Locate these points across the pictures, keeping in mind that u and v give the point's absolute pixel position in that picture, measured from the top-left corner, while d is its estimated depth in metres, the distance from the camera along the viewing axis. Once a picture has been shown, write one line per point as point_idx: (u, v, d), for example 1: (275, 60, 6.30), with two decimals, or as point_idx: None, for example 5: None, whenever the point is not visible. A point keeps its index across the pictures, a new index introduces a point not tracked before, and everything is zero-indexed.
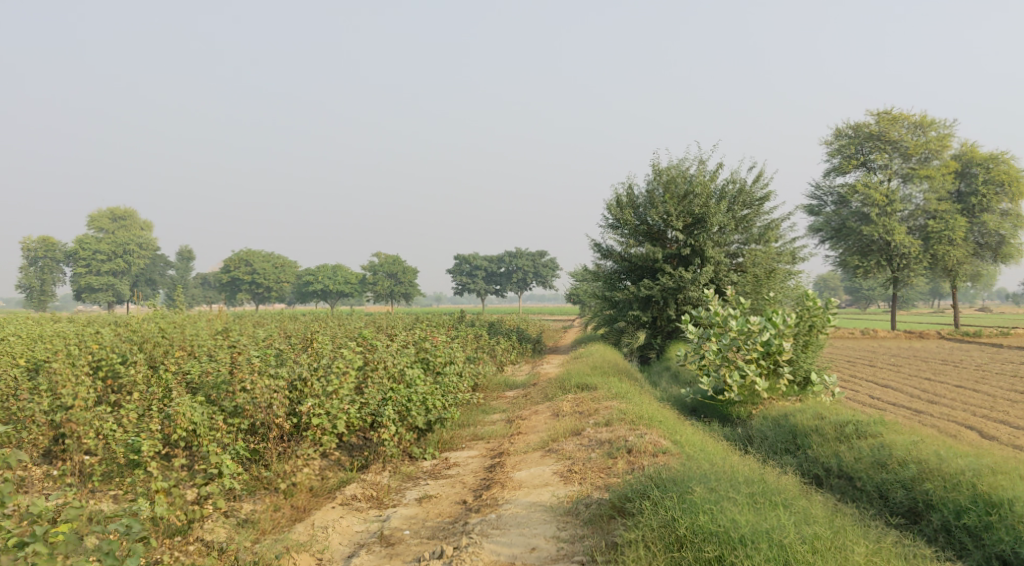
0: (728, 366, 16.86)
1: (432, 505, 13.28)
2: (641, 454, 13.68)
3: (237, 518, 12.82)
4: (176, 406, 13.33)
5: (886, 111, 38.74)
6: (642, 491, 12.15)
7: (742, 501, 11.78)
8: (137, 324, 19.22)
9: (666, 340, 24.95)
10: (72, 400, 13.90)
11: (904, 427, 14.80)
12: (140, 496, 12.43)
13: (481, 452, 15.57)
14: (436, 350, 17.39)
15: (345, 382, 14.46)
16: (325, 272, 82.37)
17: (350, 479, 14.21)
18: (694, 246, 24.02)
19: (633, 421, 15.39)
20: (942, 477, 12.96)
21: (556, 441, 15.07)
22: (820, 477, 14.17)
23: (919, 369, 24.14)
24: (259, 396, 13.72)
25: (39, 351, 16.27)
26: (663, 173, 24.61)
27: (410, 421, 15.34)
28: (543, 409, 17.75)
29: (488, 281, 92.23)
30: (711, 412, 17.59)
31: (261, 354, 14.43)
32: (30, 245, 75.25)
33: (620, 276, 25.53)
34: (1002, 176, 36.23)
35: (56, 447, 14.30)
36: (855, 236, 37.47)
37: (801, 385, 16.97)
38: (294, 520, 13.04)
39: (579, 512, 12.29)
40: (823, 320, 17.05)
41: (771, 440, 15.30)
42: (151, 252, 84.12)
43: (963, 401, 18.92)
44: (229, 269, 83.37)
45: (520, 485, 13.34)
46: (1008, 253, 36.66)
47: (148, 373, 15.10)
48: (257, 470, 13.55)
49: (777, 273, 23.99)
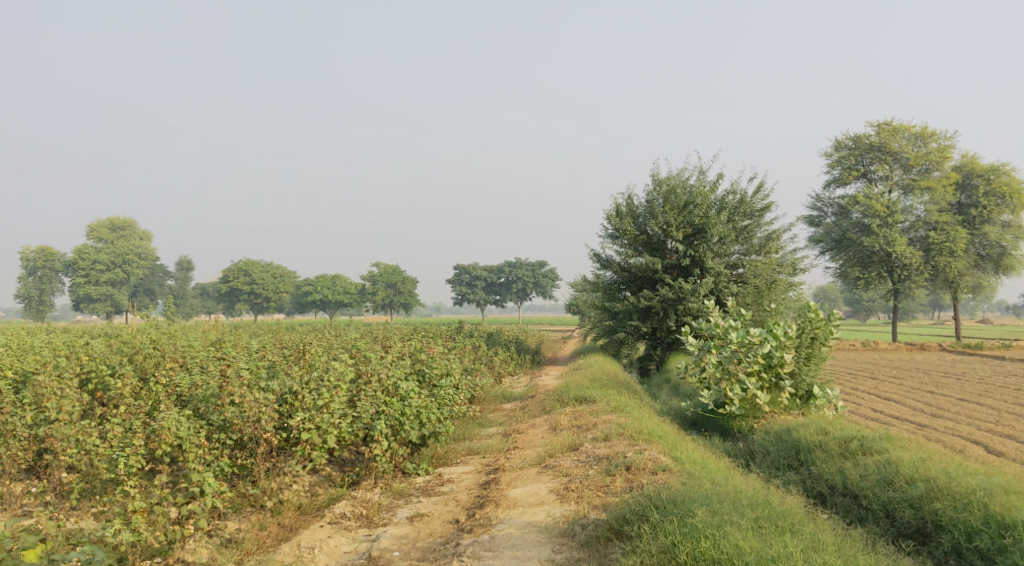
0: (729, 379, 16.46)
1: (424, 524, 12.83)
2: (639, 472, 13.27)
3: (221, 538, 12.37)
4: (161, 420, 12.91)
5: (887, 122, 38.49)
6: (640, 512, 11.75)
7: (746, 525, 11.35)
8: (129, 335, 18.81)
9: (666, 352, 24.47)
10: (57, 413, 13.50)
11: (911, 443, 14.37)
12: (118, 516, 12.01)
13: (476, 468, 15.13)
14: (432, 362, 17.03)
15: (336, 396, 14.04)
16: (324, 282, 81.95)
17: (341, 496, 13.78)
18: (694, 257, 23.61)
19: (631, 436, 14.95)
20: (951, 496, 12.54)
21: (553, 457, 14.66)
22: (824, 495, 13.76)
23: (921, 382, 23.69)
24: (248, 411, 13.31)
25: (26, 362, 15.84)
26: (663, 183, 24.33)
27: (404, 435, 14.91)
28: (540, 423, 17.35)
29: (488, 292, 91.92)
30: (711, 426, 17.16)
31: (251, 367, 14.02)
32: (29, 256, 74.83)
33: (619, 287, 25.12)
34: (1003, 188, 35.90)
35: (39, 463, 13.94)
36: (855, 247, 37.13)
37: (803, 399, 16.57)
38: (281, 540, 12.62)
39: (575, 533, 11.87)
40: (825, 333, 16.69)
41: (774, 455, 14.87)
42: (151, 262, 83.84)
43: (969, 416, 18.49)
44: (228, 279, 82.94)
45: (514, 504, 12.91)
46: (1009, 265, 36.23)
47: (136, 386, 14.73)
48: (244, 487, 13.11)
49: (778, 284, 23.57)
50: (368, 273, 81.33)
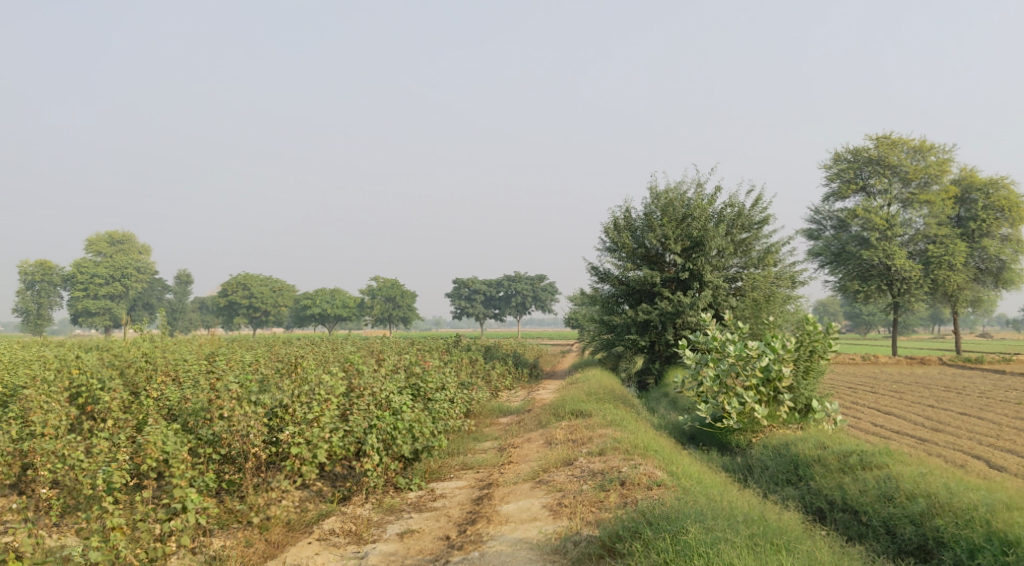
0: (727, 393, 16.23)
1: (414, 541, 12.57)
2: (634, 487, 13.00)
3: (205, 555, 12.11)
4: (148, 434, 12.66)
5: (886, 135, 38.43)
6: (633, 529, 11.53)
7: (741, 543, 11.07)
8: (120, 349, 18.46)
9: (665, 366, 24.23)
10: (43, 428, 13.27)
11: (912, 458, 14.09)
12: (95, 533, 11.72)
13: (469, 483, 14.85)
14: (427, 376, 16.77)
15: (327, 410, 13.79)
16: (323, 296, 81.65)
17: (331, 512, 13.52)
18: (692, 271, 23.39)
19: (627, 450, 14.70)
20: (953, 512, 12.28)
21: (547, 472, 14.39)
22: (823, 510, 13.49)
23: (921, 396, 23.46)
24: (235, 425, 13.07)
25: (15, 377, 15.51)
26: (661, 196, 24.18)
27: (396, 450, 14.63)
28: (536, 438, 17.10)
29: (488, 305, 91.75)
30: (709, 440, 16.87)
31: (241, 380, 13.77)
32: (28, 270, 74.70)
33: (617, 301, 24.93)
34: (1002, 201, 35.79)
35: (24, 476, 13.69)
36: (854, 260, 36.91)
37: (802, 413, 16.31)
38: (267, 557, 12.36)
39: (567, 550, 11.62)
40: (824, 346, 16.45)
41: (772, 470, 14.61)
42: (150, 276, 83.65)
43: (970, 430, 18.23)
44: (226, 293, 82.08)
45: (506, 520, 12.65)
46: (1009, 278, 36.01)
47: (126, 400, 14.49)
48: (230, 503, 12.84)
49: (777, 297, 23.33)
50: (368, 287, 81.12)
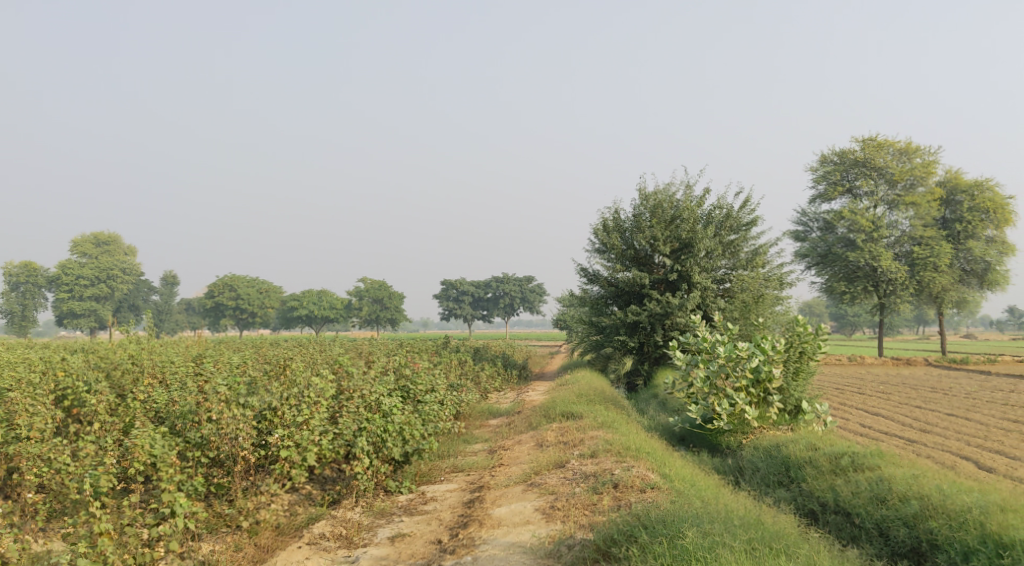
0: (717, 394, 16.19)
1: (405, 545, 12.46)
2: (627, 490, 12.95)
3: (194, 560, 11.99)
4: (135, 438, 12.48)
5: (872, 137, 38.54)
6: (628, 533, 11.47)
7: (738, 547, 11.03)
8: (105, 350, 18.24)
9: (654, 367, 24.17)
10: (29, 431, 13.10)
11: (904, 460, 14.07)
12: (83, 538, 11.55)
13: (460, 486, 14.74)
14: (416, 378, 16.67)
15: (316, 412, 13.64)
16: (309, 298, 81.16)
17: (321, 516, 13.39)
18: (681, 272, 23.37)
19: (619, 453, 14.63)
20: (946, 514, 12.26)
21: (539, 474, 14.31)
22: (815, 512, 13.47)
23: (908, 397, 23.51)
24: (225, 428, 12.93)
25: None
26: (650, 197, 24.13)
27: (386, 452, 14.49)
28: (526, 439, 17.02)
29: (475, 306, 91.47)
30: (700, 441, 16.82)
31: (229, 383, 13.61)
32: (11, 270, 73.99)
33: (606, 302, 24.87)
34: (987, 203, 35.96)
35: (8, 480, 13.51)
36: (841, 262, 37.01)
37: (791, 414, 16.30)
38: (256, 562, 12.22)
39: (561, 554, 11.55)
40: (814, 346, 16.42)
41: (763, 472, 14.59)
42: (134, 277, 83.06)
43: (957, 431, 18.29)
44: (212, 294, 81.60)
45: (499, 523, 12.56)
46: (994, 280, 36.17)
47: (112, 402, 14.32)
48: (219, 507, 12.69)
49: (766, 298, 23.33)
50: (355, 288, 80.85)
